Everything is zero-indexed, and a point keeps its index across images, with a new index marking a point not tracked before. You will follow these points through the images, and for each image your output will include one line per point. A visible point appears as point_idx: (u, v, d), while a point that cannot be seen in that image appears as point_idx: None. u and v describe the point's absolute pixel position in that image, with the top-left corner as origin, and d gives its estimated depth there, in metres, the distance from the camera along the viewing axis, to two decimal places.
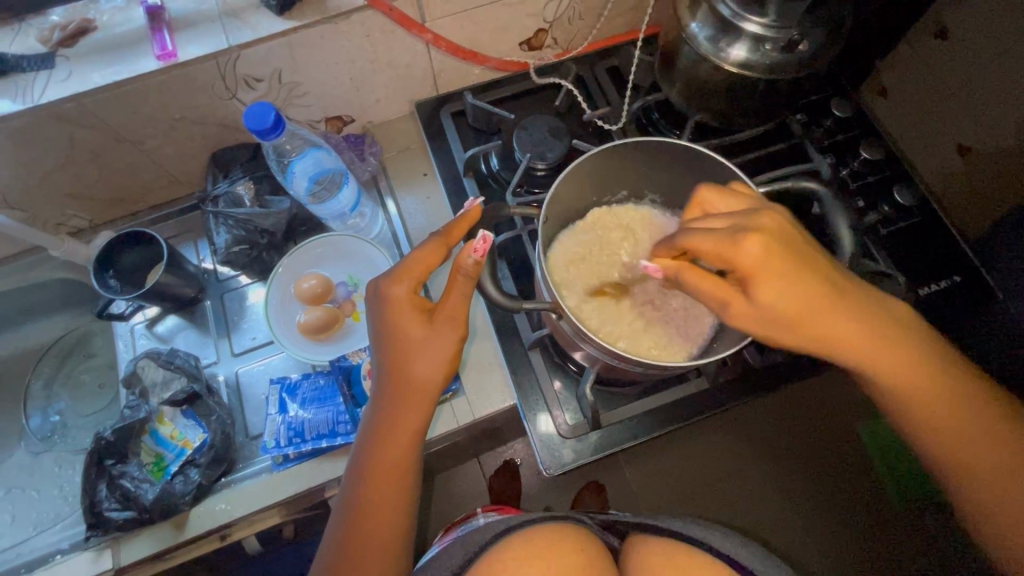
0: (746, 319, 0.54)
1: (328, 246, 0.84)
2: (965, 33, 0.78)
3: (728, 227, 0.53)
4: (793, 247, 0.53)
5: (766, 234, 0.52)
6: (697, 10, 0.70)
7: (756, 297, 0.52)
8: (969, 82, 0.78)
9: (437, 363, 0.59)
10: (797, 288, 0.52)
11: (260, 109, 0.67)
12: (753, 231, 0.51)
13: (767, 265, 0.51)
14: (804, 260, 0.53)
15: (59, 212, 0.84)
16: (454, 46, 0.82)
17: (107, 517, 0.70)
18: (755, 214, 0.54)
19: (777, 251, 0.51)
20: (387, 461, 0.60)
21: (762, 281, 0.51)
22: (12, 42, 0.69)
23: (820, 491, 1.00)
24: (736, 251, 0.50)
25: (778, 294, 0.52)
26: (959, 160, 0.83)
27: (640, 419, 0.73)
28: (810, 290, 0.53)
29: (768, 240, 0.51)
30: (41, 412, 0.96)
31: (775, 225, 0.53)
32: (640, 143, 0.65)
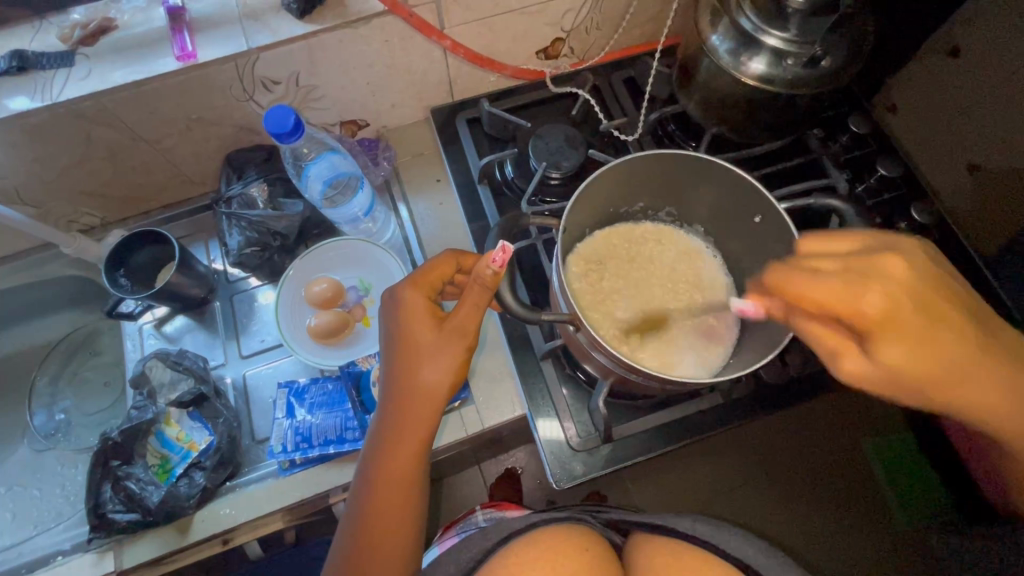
0: (860, 376, 0.47)
1: (339, 250, 0.84)
2: (980, 52, 0.77)
3: (847, 268, 0.45)
4: (940, 293, 0.45)
5: (918, 263, 0.46)
6: (718, 23, 0.70)
7: (877, 354, 0.45)
8: (982, 100, 0.78)
9: (445, 369, 0.59)
10: (939, 337, 0.45)
11: (281, 112, 0.66)
12: (891, 255, 0.45)
13: (888, 321, 0.43)
14: (942, 312, 0.45)
15: (72, 210, 0.84)
16: (472, 53, 0.82)
17: (111, 518, 0.69)
18: (880, 258, 0.45)
19: (903, 306, 0.43)
20: (393, 470, 0.59)
21: (894, 326, 0.44)
22: (33, 40, 0.69)
23: (830, 502, 1.00)
24: (856, 305, 0.43)
25: (915, 354, 0.44)
26: (968, 178, 0.82)
27: (652, 432, 0.72)
28: (947, 349, 0.45)
29: (906, 298, 0.43)
30: (46, 410, 0.96)
31: (922, 259, 0.46)
32: (656, 158, 0.65)
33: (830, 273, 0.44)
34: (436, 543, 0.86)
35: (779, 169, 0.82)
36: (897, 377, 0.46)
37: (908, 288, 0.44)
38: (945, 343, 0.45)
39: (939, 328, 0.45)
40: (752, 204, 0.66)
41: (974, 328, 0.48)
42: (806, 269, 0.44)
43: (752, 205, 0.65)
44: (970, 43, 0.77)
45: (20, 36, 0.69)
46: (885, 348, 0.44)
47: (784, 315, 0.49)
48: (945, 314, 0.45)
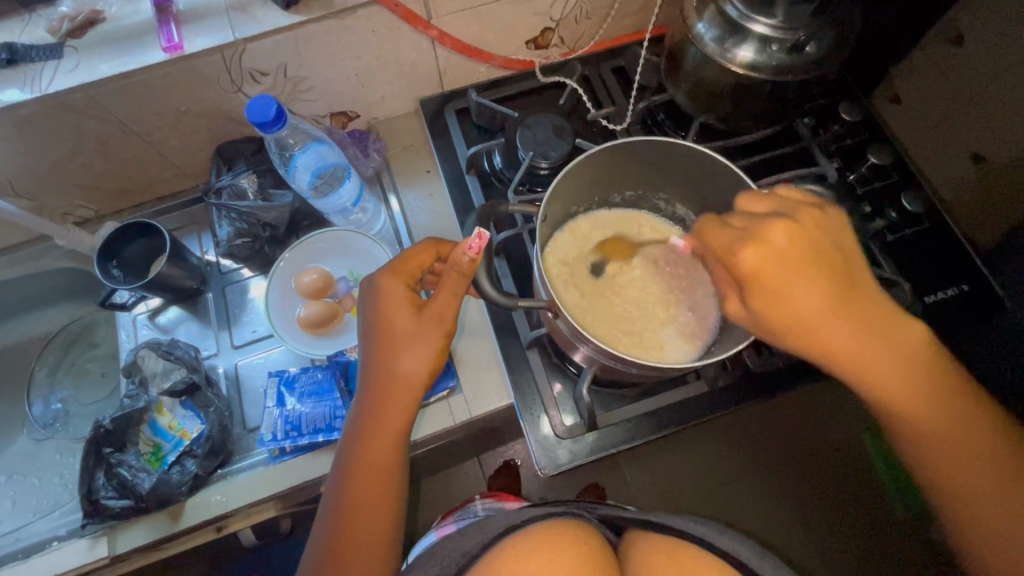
0: (742, 318, 0.53)
1: (330, 241, 0.84)
2: (978, 40, 0.76)
3: (745, 225, 0.50)
4: (829, 258, 0.50)
5: (806, 230, 0.50)
6: (704, 10, 0.69)
7: (752, 302, 0.50)
8: (985, 90, 0.76)
9: (424, 357, 0.60)
10: (809, 289, 0.49)
11: (262, 103, 0.67)
12: (782, 218, 0.49)
13: (761, 270, 0.49)
14: (828, 266, 0.50)
15: (65, 202, 0.85)
16: (460, 43, 0.82)
17: (104, 505, 0.71)
18: (771, 219, 0.49)
19: (779, 255, 0.48)
20: (372, 458, 0.60)
21: (763, 273, 0.49)
22: (22, 33, 0.70)
23: (819, 496, 1.02)
24: (732, 253, 0.49)
25: (784, 305, 0.49)
26: (973, 168, 0.81)
27: (639, 421, 0.72)
28: (827, 299, 0.50)
29: (777, 253, 0.48)
30: (44, 399, 0.97)
31: (820, 226, 0.51)
32: (638, 144, 0.64)
33: (733, 229, 0.50)
34: (429, 532, 0.86)
35: (767, 158, 0.82)
36: (764, 321, 0.51)
37: (784, 251, 0.48)
38: (812, 299, 0.49)
39: (818, 274, 0.49)
40: (734, 192, 0.65)
41: (865, 288, 0.52)
42: (721, 237, 0.50)
43: (733, 192, 0.65)
44: (973, 30, 0.76)
45: (10, 30, 0.70)
46: (761, 300, 0.50)
47: (702, 256, 0.55)
48: (828, 275, 0.50)
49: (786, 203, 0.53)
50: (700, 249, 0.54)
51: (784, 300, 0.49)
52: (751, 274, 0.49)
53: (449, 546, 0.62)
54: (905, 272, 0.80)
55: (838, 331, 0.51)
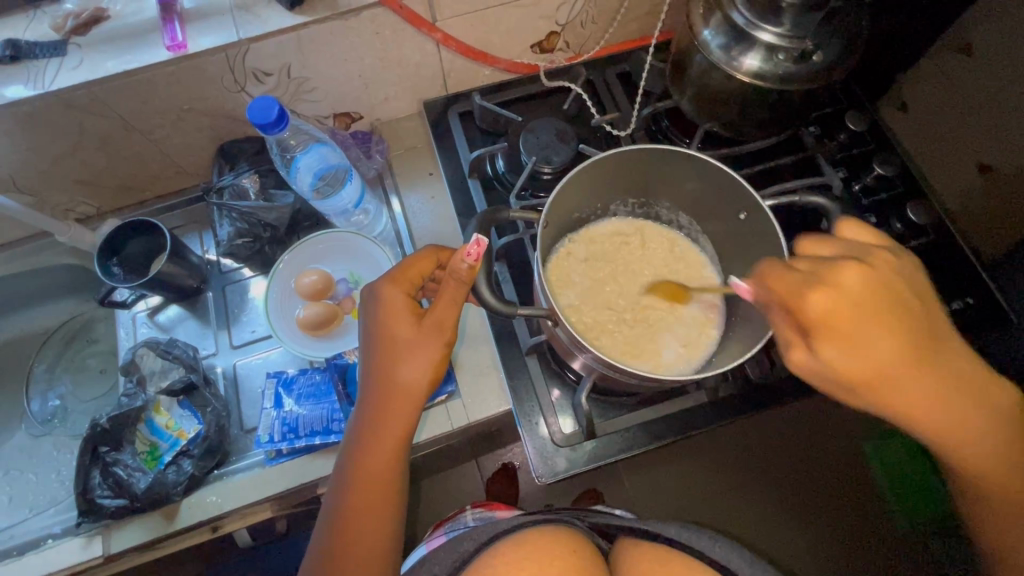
0: (808, 372, 0.50)
1: (329, 242, 0.84)
2: (992, 48, 0.76)
3: (812, 270, 0.47)
4: (901, 303, 0.47)
5: (875, 274, 0.47)
6: (711, 17, 0.69)
7: (823, 355, 0.47)
8: (996, 98, 0.77)
9: (424, 365, 0.59)
10: (886, 342, 0.46)
11: (264, 104, 0.66)
12: (853, 261, 0.46)
13: (832, 322, 0.45)
14: (900, 319, 0.47)
15: (67, 198, 0.85)
16: (464, 46, 0.81)
17: (99, 504, 0.70)
18: (840, 263, 0.46)
19: (852, 306, 0.45)
20: (371, 467, 0.59)
21: (841, 329, 0.45)
22: (27, 29, 0.70)
23: (818, 506, 1.01)
24: (801, 303, 0.45)
25: (857, 360, 0.46)
26: (979, 178, 0.81)
27: (637, 430, 0.71)
28: (903, 352, 0.47)
29: (851, 299, 0.45)
30: (42, 395, 0.97)
31: (890, 272, 0.48)
32: (651, 152, 0.64)
33: (802, 273, 0.47)
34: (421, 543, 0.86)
35: (772, 167, 0.81)
36: (839, 373, 0.47)
37: (858, 300, 0.45)
38: (889, 352, 0.46)
39: (891, 325, 0.46)
40: (736, 201, 0.65)
41: (939, 340, 0.49)
42: (789, 287, 0.46)
43: (735, 200, 0.65)
44: (984, 39, 0.77)
45: (14, 26, 0.70)
46: (835, 349, 0.46)
47: (762, 304, 0.50)
48: (901, 323, 0.47)
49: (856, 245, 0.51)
50: (766, 298, 0.49)
51: (861, 355, 0.46)
52: (828, 322, 0.46)
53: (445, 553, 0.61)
54: None
55: (917, 388, 0.48)
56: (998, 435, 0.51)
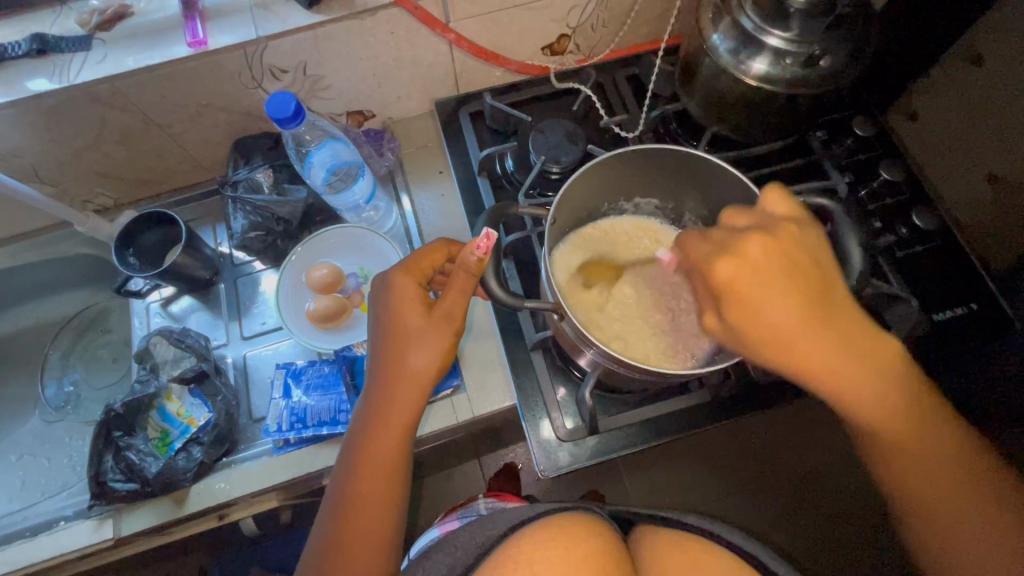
0: (724, 337, 0.52)
1: (340, 237, 0.86)
2: (999, 61, 0.76)
3: (723, 238, 0.50)
4: (804, 268, 0.49)
5: (779, 244, 0.48)
6: (720, 22, 0.70)
7: (731, 319, 0.49)
8: (1003, 111, 0.77)
9: (433, 354, 0.61)
10: (785, 307, 0.48)
11: (282, 99, 0.68)
12: (756, 232, 0.49)
13: (735, 287, 0.48)
14: (805, 281, 0.49)
15: (86, 189, 0.87)
16: (476, 47, 0.83)
17: (111, 487, 0.72)
18: (747, 233, 0.49)
19: (761, 271, 0.47)
20: (379, 453, 0.61)
21: (747, 293, 0.48)
22: (54, 24, 0.72)
23: (819, 498, 1.03)
24: (709, 270, 0.48)
25: (765, 323, 0.48)
26: (988, 189, 0.81)
27: (640, 427, 0.72)
28: (803, 314, 0.48)
29: (753, 269, 0.47)
30: (57, 381, 0.99)
31: (797, 242, 0.50)
32: (656, 151, 0.64)
33: (714, 243, 0.50)
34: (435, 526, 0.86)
35: (777, 169, 0.82)
36: (742, 336, 0.50)
37: (755, 266, 0.48)
38: (786, 313, 0.48)
39: (793, 286, 0.48)
40: (744, 202, 0.65)
41: (843, 305, 0.51)
42: (702, 254, 0.49)
43: (742, 201, 0.65)
44: (993, 50, 0.77)
45: (42, 21, 0.73)
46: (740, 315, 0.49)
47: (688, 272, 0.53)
48: (801, 287, 0.49)
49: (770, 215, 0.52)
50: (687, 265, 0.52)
51: (755, 313, 0.48)
52: (729, 289, 0.48)
53: (459, 540, 0.61)
54: (914, 288, 0.79)
55: (816, 347, 0.49)
56: (900, 405, 0.53)
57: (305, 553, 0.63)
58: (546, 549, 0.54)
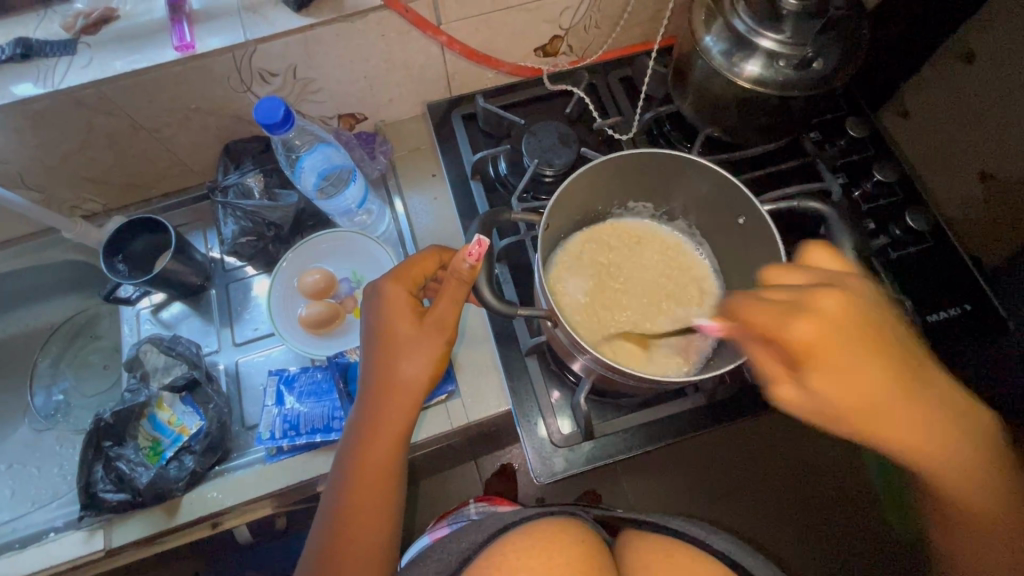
0: (795, 403, 0.50)
1: (333, 242, 0.85)
2: (997, 57, 0.78)
3: (789, 298, 0.47)
4: (876, 327, 0.47)
5: (857, 301, 0.47)
6: (713, 23, 0.69)
7: (812, 382, 0.48)
8: (996, 107, 0.79)
9: (424, 363, 0.60)
10: (870, 367, 0.47)
11: (271, 104, 0.67)
12: (833, 288, 0.47)
13: (820, 349, 0.46)
14: (883, 342, 0.48)
15: (74, 195, 0.86)
16: (468, 49, 0.82)
17: (101, 498, 0.71)
18: (818, 290, 0.47)
19: (837, 333, 0.46)
20: (370, 462, 0.60)
21: (829, 355, 0.46)
22: (38, 28, 0.71)
23: (822, 511, 1.02)
24: (781, 332, 0.46)
25: (844, 389, 0.47)
26: (978, 187, 0.82)
27: (635, 431, 0.71)
28: (885, 374, 0.47)
29: (834, 326, 0.46)
30: (46, 389, 0.98)
31: (869, 298, 0.49)
32: (658, 155, 0.64)
33: (777, 304, 0.47)
34: (424, 533, 0.87)
35: (771, 171, 0.82)
36: (825, 403, 0.48)
37: (838, 328, 0.46)
38: (873, 376, 0.47)
39: (873, 349, 0.47)
40: (737, 205, 0.65)
41: (920, 363, 0.49)
42: (772, 318, 0.46)
43: (736, 205, 0.65)
44: (989, 47, 0.78)
45: (26, 25, 0.72)
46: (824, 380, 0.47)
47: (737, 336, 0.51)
48: (878, 351, 0.47)
49: (822, 272, 0.51)
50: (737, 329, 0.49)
51: (843, 379, 0.46)
52: (816, 360, 0.46)
53: (448, 548, 0.61)
54: (911, 289, 0.78)
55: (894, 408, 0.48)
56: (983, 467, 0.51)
57: (296, 563, 0.62)
58: (529, 555, 0.55)
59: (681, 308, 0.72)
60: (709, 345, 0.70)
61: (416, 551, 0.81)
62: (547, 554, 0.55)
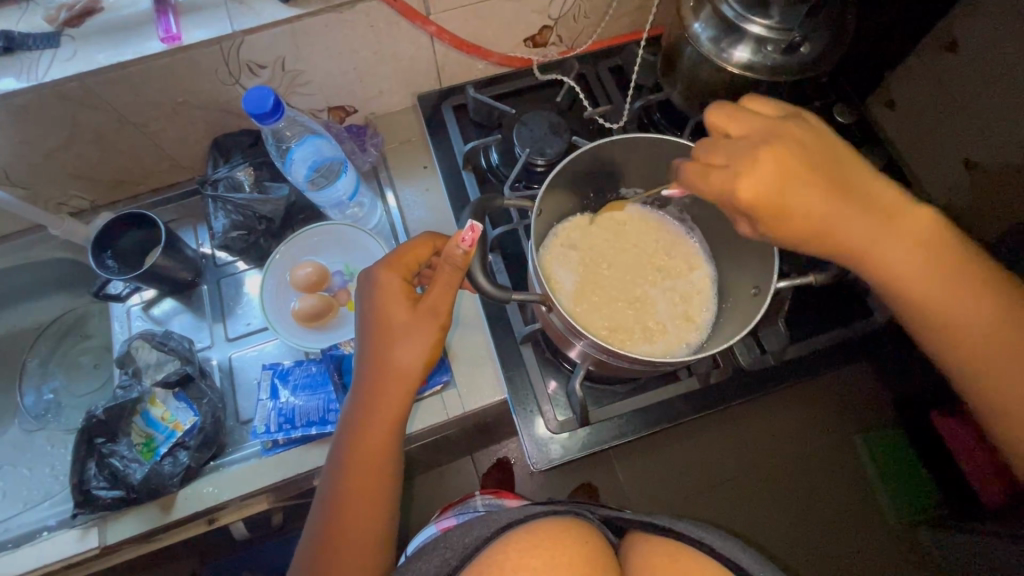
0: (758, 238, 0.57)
1: (325, 234, 0.85)
2: (974, 48, 0.77)
3: (731, 155, 0.51)
4: (817, 163, 0.52)
5: (791, 146, 0.51)
6: (701, 10, 0.70)
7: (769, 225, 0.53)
8: (977, 97, 0.79)
9: (419, 350, 0.60)
10: (813, 199, 0.51)
11: (260, 93, 0.66)
12: (772, 144, 0.50)
13: (770, 193, 0.50)
14: (820, 171, 0.52)
15: (61, 191, 0.85)
16: (458, 40, 0.82)
17: (94, 495, 0.70)
18: (767, 140, 0.51)
19: (779, 178, 0.50)
20: (367, 451, 0.60)
21: (775, 200, 0.51)
22: (20, 21, 0.70)
23: (819, 505, 1.01)
24: (737, 190, 0.51)
25: (795, 223, 0.52)
26: (965, 173, 0.83)
27: (630, 417, 0.72)
28: (825, 199, 0.52)
29: (778, 173, 0.50)
30: (36, 389, 0.97)
31: (805, 132, 0.53)
32: (655, 140, 0.63)
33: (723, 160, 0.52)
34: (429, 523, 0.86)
35: None
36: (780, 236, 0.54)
37: (782, 170, 0.50)
38: (816, 205, 0.52)
39: (815, 179, 0.51)
40: None
41: (854, 173, 0.54)
42: (702, 172, 0.52)
43: None
44: (966, 39, 0.78)
45: (7, 18, 0.70)
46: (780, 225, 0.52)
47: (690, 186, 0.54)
48: (817, 180, 0.51)
49: (766, 120, 0.53)
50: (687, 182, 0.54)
51: (789, 212, 0.51)
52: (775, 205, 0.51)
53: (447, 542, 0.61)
54: None
55: (838, 219, 0.53)
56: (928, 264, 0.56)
57: (293, 556, 0.62)
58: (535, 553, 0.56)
59: (675, 293, 0.73)
60: (705, 327, 0.71)
61: (422, 541, 0.81)
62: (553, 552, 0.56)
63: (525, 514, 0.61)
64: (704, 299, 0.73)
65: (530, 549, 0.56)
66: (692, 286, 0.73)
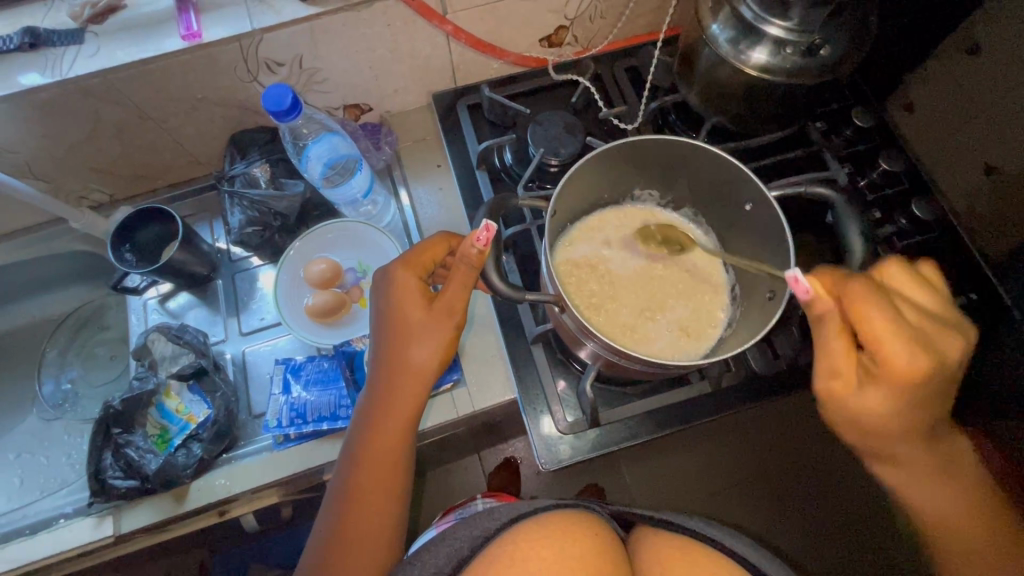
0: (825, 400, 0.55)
1: (340, 231, 0.85)
2: (994, 47, 0.76)
3: (891, 340, 0.49)
4: (933, 389, 0.50)
5: (927, 363, 0.49)
6: (719, 11, 0.69)
7: (847, 402, 0.53)
8: (994, 102, 0.77)
9: (434, 347, 0.61)
10: (885, 410, 0.52)
11: (279, 91, 0.67)
12: (920, 345, 0.49)
13: (886, 384, 0.50)
14: (927, 398, 0.51)
15: (82, 185, 0.87)
16: (474, 39, 0.82)
17: (110, 484, 0.72)
18: (916, 348, 0.49)
19: (898, 386, 0.50)
20: (380, 447, 0.61)
21: (862, 388, 0.52)
22: (45, 18, 0.72)
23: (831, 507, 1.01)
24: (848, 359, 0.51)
25: (871, 413, 0.53)
26: (985, 180, 0.80)
27: (641, 418, 0.72)
28: (908, 414, 0.52)
29: (896, 384, 0.50)
30: (54, 379, 0.99)
31: (948, 359, 0.50)
32: (667, 142, 0.63)
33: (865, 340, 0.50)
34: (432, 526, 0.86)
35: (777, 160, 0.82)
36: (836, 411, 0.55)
37: (894, 383, 0.50)
38: (886, 416, 0.52)
39: (912, 400, 0.51)
40: (743, 192, 0.65)
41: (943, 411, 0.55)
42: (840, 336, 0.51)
43: (742, 192, 0.64)
44: (986, 39, 0.76)
45: (33, 14, 0.72)
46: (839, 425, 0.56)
47: (816, 313, 0.51)
48: (914, 403, 0.51)
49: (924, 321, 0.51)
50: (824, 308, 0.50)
51: (854, 401, 0.53)
52: (844, 420, 0.55)
53: (456, 534, 0.60)
54: None
55: (899, 433, 0.54)
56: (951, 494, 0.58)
57: (304, 547, 0.63)
58: (540, 543, 0.55)
59: (689, 289, 0.70)
60: (723, 322, 0.69)
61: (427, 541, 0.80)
62: (560, 543, 0.55)
63: (531, 508, 0.60)
64: (718, 294, 0.71)
65: (541, 539, 0.55)
66: (705, 279, 0.72)
